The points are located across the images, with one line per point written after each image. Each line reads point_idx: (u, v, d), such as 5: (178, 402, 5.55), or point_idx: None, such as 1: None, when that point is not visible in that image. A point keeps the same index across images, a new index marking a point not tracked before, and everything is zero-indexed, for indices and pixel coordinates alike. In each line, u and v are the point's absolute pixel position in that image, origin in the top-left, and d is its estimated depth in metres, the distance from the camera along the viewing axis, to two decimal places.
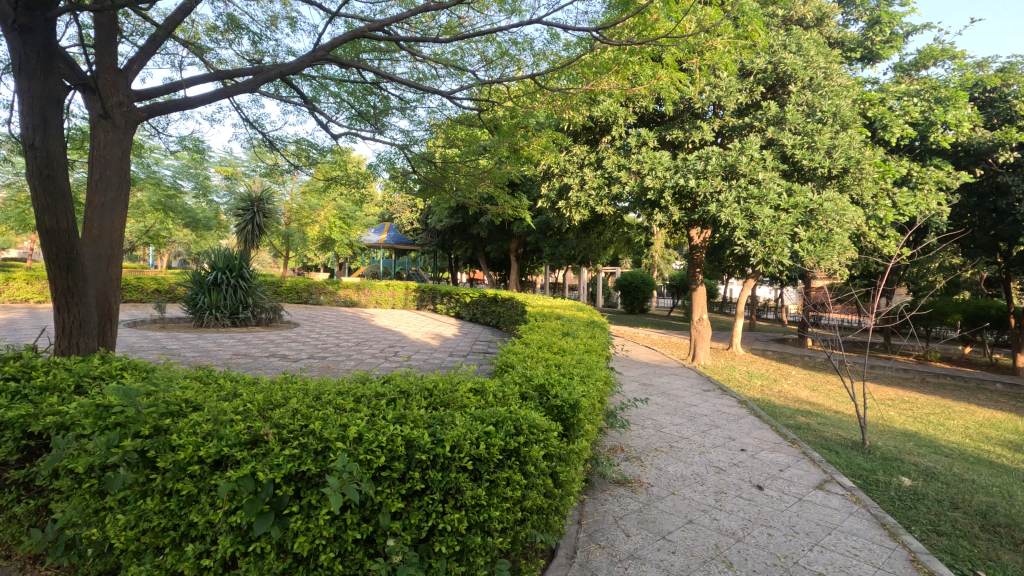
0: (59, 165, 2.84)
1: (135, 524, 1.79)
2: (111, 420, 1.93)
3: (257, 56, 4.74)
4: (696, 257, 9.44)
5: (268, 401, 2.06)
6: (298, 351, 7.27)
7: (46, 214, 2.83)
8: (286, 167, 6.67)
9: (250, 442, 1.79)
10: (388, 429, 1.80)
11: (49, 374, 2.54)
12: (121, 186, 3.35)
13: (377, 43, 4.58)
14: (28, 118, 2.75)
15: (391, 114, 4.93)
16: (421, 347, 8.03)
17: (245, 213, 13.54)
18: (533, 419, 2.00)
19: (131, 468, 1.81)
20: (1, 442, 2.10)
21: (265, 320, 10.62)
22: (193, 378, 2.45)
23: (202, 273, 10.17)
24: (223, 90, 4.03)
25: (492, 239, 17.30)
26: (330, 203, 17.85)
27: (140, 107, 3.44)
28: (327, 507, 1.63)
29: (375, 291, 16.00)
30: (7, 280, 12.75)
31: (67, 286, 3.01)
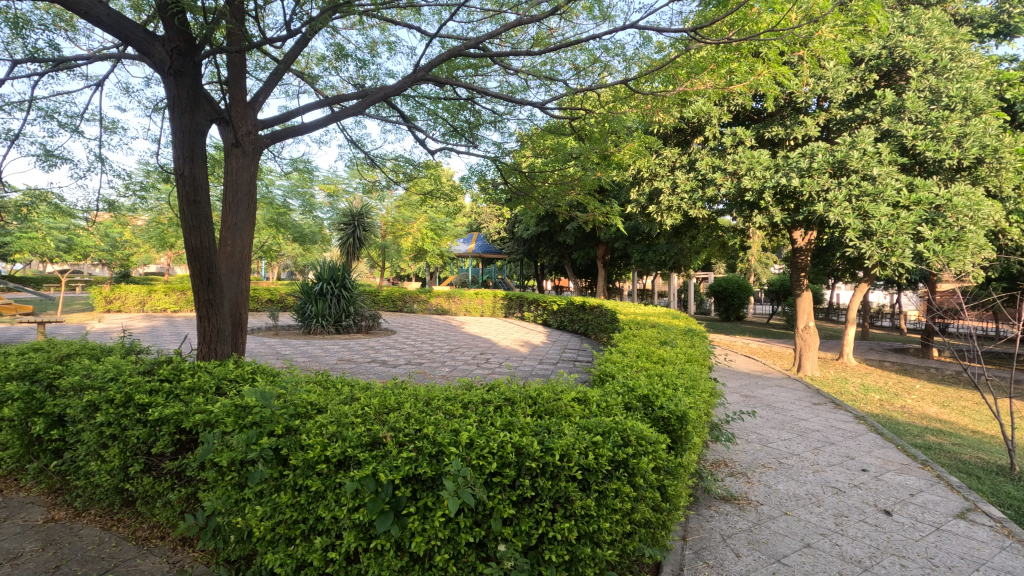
0: (202, 191, 3.19)
1: (270, 516, 1.95)
2: (248, 420, 2.14)
3: (361, 80, 5.06)
4: (800, 261, 8.81)
5: (383, 405, 2.18)
6: (396, 357, 7.65)
7: (192, 234, 3.20)
8: (383, 183, 7.07)
9: (370, 443, 1.91)
10: (498, 435, 1.84)
11: (194, 376, 2.84)
12: (250, 206, 3.70)
13: (471, 60, 4.73)
14: (179, 151, 3.12)
15: (484, 127, 5.07)
16: (511, 355, 8.13)
17: (347, 227, 14.45)
18: (640, 430, 1.93)
19: (267, 464, 1.98)
20: (160, 436, 2.43)
21: (365, 327, 11.24)
22: (314, 381, 2.66)
23: (309, 284, 10.98)
24: (334, 114, 4.35)
25: (579, 246, 17.22)
26: (422, 215, 18.62)
27: (265, 135, 3.79)
28: (442, 510, 1.69)
29: (464, 299, 16.45)
30: (149, 292, 14.50)
31: (208, 297, 3.35)
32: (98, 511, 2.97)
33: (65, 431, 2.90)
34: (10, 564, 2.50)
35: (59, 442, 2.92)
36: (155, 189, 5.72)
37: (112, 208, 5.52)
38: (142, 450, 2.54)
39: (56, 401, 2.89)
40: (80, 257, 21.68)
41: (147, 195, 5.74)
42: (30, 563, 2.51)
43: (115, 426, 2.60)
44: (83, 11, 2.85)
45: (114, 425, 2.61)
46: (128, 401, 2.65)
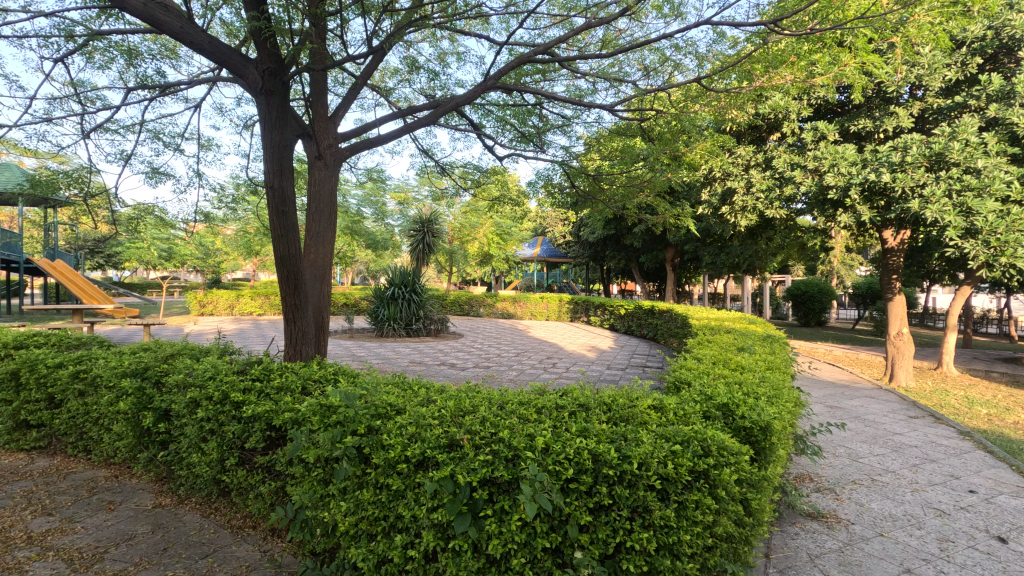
0: (290, 202, 3.39)
1: (353, 511, 2.04)
2: (333, 419, 2.25)
3: (432, 91, 5.22)
4: (891, 262, 8.18)
5: (459, 408, 2.23)
6: (465, 360, 7.78)
7: (280, 242, 3.40)
8: (451, 191, 7.24)
9: (447, 445, 1.95)
10: (574, 441, 1.83)
11: (283, 376, 3.01)
12: (331, 215, 3.90)
13: (539, 65, 4.76)
14: (270, 166, 3.34)
15: (552, 132, 5.08)
16: (577, 359, 8.07)
17: (416, 234, 14.92)
18: (721, 440, 1.86)
19: (351, 462, 2.07)
20: (253, 432, 2.60)
21: (434, 331, 11.51)
22: (393, 382, 2.76)
23: (382, 289, 11.44)
24: (408, 125, 4.51)
25: (647, 248, 16.87)
26: (489, 220, 18.93)
27: (344, 147, 3.97)
28: (519, 514, 1.70)
29: (530, 303, 16.53)
30: (239, 297, 15.65)
31: (294, 302, 3.56)
32: (198, 499, 3.22)
33: (170, 425, 3.16)
34: (125, 545, 2.75)
35: (165, 435, 3.19)
36: (244, 201, 6.15)
37: (207, 219, 5.98)
38: (237, 444, 2.73)
39: (163, 397, 3.16)
40: (178, 264, 23.61)
41: (237, 207, 6.18)
42: (142, 544, 2.75)
43: (213, 421, 2.81)
44: (187, 40, 3.10)
45: (213, 420, 2.81)
46: (225, 399, 2.85)
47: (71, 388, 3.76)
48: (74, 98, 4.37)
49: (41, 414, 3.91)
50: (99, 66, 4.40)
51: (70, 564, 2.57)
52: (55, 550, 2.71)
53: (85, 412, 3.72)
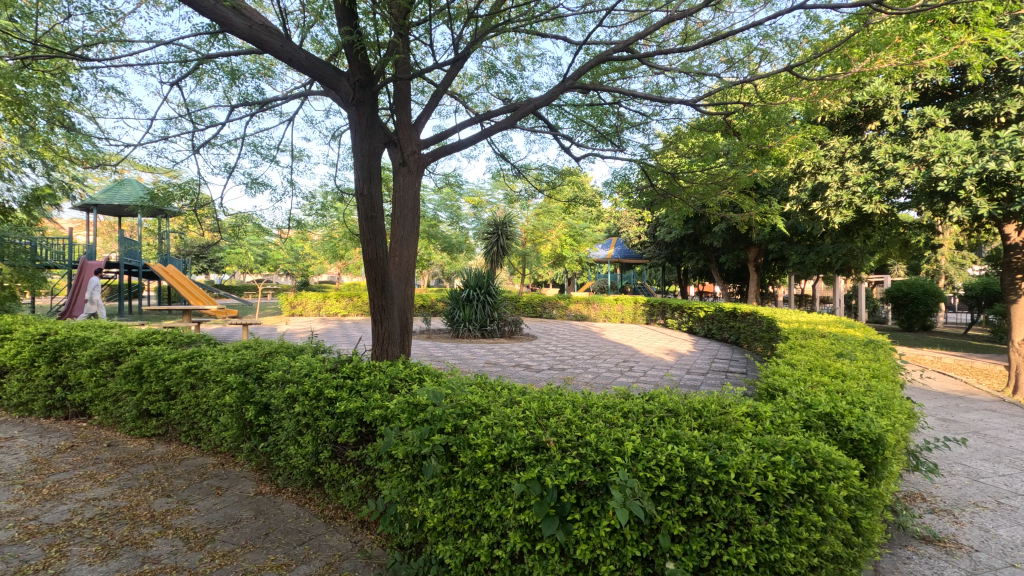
0: (377, 208, 3.53)
1: (440, 508, 2.08)
2: (420, 417, 2.31)
3: (509, 95, 5.27)
4: (1014, 260, 7.34)
5: (543, 410, 2.22)
6: (540, 362, 7.79)
7: (369, 246, 3.56)
8: (524, 193, 7.28)
9: (534, 447, 1.95)
10: (666, 448, 1.76)
11: (372, 374, 3.14)
12: (414, 220, 4.03)
13: (617, 63, 4.68)
14: (359, 173, 3.51)
15: (630, 130, 4.98)
16: (655, 363, 7.84)
17: (490, 236, 15.12)
18: (828, 453, 1.73)
19: (439, 459, 2.11)
20: (345, 427, 2.73)
21: (508, 332, 11.61)
22: (476, 383, 2.79)
23: (458, 291, 11.70)
24: (486, 129, 4.58)
25: (727, 248, 16.14)
26: (562, 222, 18.88)
27: (426, 153, 4.09)
28: (608, 520, 1.67)
29: (604, 305, 16.30)
30: (325, 298, 16.56)
31: (381, 303, 3.70)
32: (294, 489, 3.43)
33: (270, 418, 3.39)
34: (232, 527, 2.98)
35: (265, 426, 3.42)
36: (331, 208, 6.50)
37: (299, 225, 6.37)
38: (330, 439, 2.88)
39: (264, 392, 3.39)
40: (272, 268, 25.35)
41: (326, 213, 6.55)
42: (246, 528, 2.97)
43: (309, 416, 2.98)
44: (286, 57, 3.31)
45: (309, 415, 2.98)
46: (320, 395, 3.01)
47: (184, 381, 4.12)
48: (187, 117, 4.80)
49: (159, 404, 4.32)
50: (207, 86, 4.80)
51: (186, 543, 2.81)
52: (174, 528, 2.98)
53: (196, 404, 4.06)
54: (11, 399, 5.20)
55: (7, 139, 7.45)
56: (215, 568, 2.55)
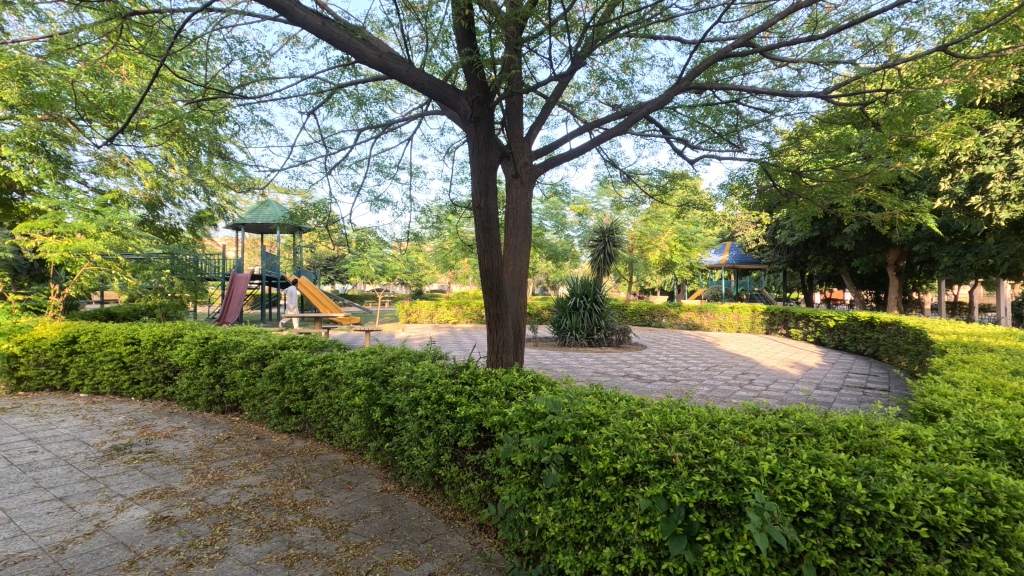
0: (493, 220, 3.65)
1: (561, 518, 2.08)
2: (538, 424, 2.33)
3: (618, 100, 5.21)
4: None
5: (665, 423, 2.15)
6: (650, 373, 7.55)
7: (485, 257, 3.68)
8: (631, 199, 7.16)
9: (658, 461, 1.88)
10: (808, 470, 1.62)
11: (488, 381, 3.22)
12: (526, 230, 4.11)
13: (735, 59, 4.45)
14: (476, 187, 3.65)
15: (749, 128, 4.70)
16: (779, 377, 7.28)
17: (597, 243, 15.02)
18: (1013, 488, 1.49)
19: (559, 469, 2.11)
20: (465, 431, 2.84)
21: (615, 341, 11.38)
22: (593, 393, 2.77)
23: (564, 299, 11.74)
24: (597, 136, 4.56)
25: (861, 251, 14.58)
26: (671, 227, 18.25)
27: (538, 164, 4.16)
28: (743, 544, 1.57)
29: (718, 314, 15.46)
30: (437, 306, 17.38)
31: (496, 312, 3.80)
32: (416, 488, 3.61)
33: (394, 419, 3.61)
34: (363, 521, 3.20)
35: (390, 427, 3.65)
36: (445, 221, 6.82)
37: (416, 238, 6.75)
38: (451, 442, 3.00)
39: (389, 395, 3.62)
40: (390, 277, 27.13)
41: (440, 226, 6.87)
42: (375, 522, 3.17)
43: (431, 419, 3.13)
44: (411, 82, 3.53)
45: (431, 418, 3.13)
46: (440, 399, 3.15)
47: (320, 382, 4.52)
48: (321, 143, 5.29)
49: (298, 403, 4.76)
50: (338, 113, 5.26)
51: (324, 532, 3.07)
52: (314, 517, 3.27)
53: (329, 404, 4.43)
54: (181, 394, 6.01)
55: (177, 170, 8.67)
56: (349, 558, 2.76)
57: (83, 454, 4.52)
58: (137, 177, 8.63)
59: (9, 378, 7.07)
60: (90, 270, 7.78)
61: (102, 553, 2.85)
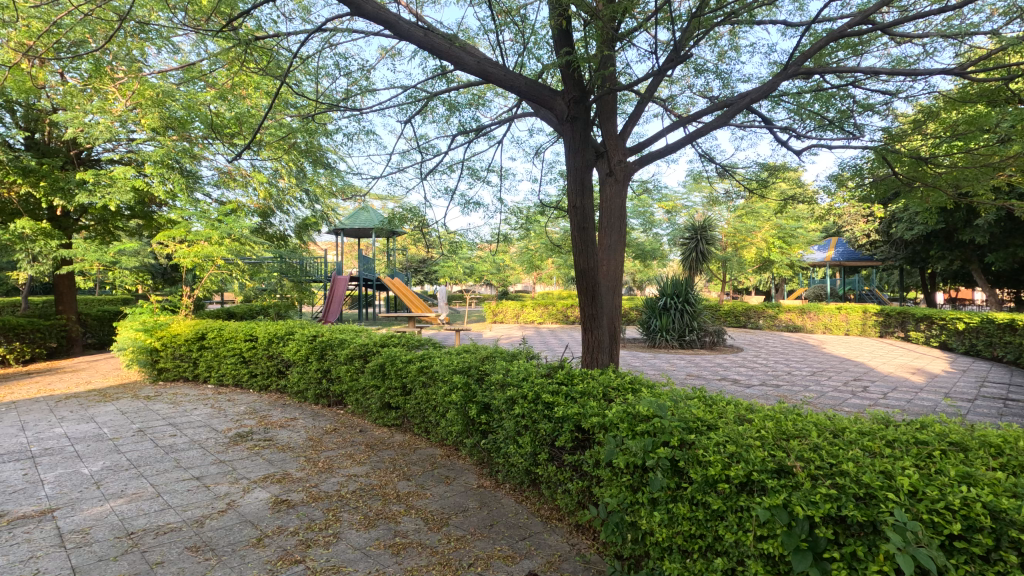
0: (589, 219, 3.63)
1: (667, 524, 2.03)
2: (641, 427, 2.28)
3: (715, 92, 4.98)
4: None
5: (781, 431, 2.02)
6: (749, 377, 7.16)
7: (581, 258, 3.67)
8: (724, 194, 6.87)
9: (776, 470, 1.77)
10: (958, 489, 1.46)
11: (585, 382, 3.19)
12: (621, 228, 4.05)
13: (848, 39, 4.10)
14: (572, 186, 3.64)
15: (862, 113, 4.33)
16: (898, 384, 6.61)
17: (689, 241, 14.47)
18: None
19: (665, 473, 2.05)
20: (563, 431, 2.84)
21: (709, 343, 10.91)
22: (696, 396, 2.66)
23: (654, 299, 11.43)
24: (693, 131, 4.40)
25: (996, 245, 12.97)
26: (769, 222, 17.20)
27: (633, 161, 4.08)
28: (879, 565, 1.44)
29: (823, 315, 14.35)
30: (523, 307, 17.56)
31: (591, 312, 3.77)
32: (511, 485, 3.66)
33: (490, 417, 3.68)
34: (462, 515, 3.29)
35: (487, 425, 3.72)
36: (534, 221, 6.85)
37: (505, 238, 6.86)
38: (548, 442, 3.02)
39: (485, 393, 3.70)
40: (477, 278, 27.75)
41: (528, 226, 6.92)
42: (474, 517, 3.25)
43: (528, 418, 3.16)
44: (508, 85, 3.59)
45: (527, 417, 3.16)
46: (537, 398, 3.17)
47: (418, 379, 4.70)
48: (417, 149, 5.52)
49: (398, 398, 4.99)
50: (432, 120, 5.47)
51: (426, 523, 3.19)
52: (416, 508, 3.41)
53: (427, 400, 4.61)
54: (293, 387, 6.51)
55: (288, 180, 9.35)
56: (451, 551, 2.84)
57: (213, 439, 5.02)
58: (251, 189, 9.47)
59: (151, 370, 8.00)
60: (216, 273, 8.61)
61: (234, 530, 3.14)
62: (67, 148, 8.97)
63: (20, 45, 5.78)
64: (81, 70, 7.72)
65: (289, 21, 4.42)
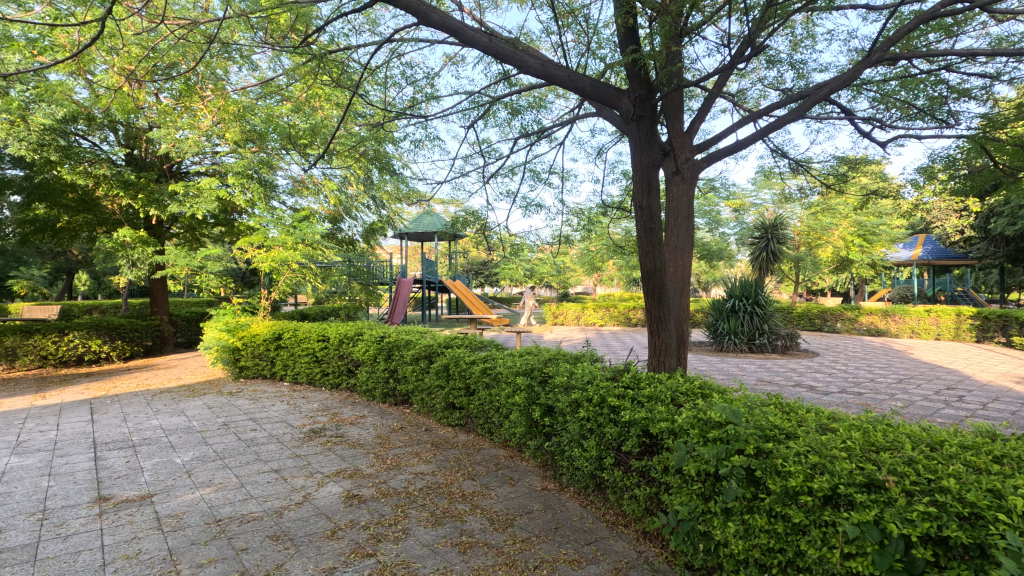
0: (656, 220, 3.57)
1: (743, 536, 1.95)
2: (713, 434, 2.20)
3: (789, 83, 4.74)
4: None
5: (870, 442, 1.89)
6: (827, 383, 6.74)
7: (647, 258, 3.61)
8: (798, 191, 6.52)
9: (865, 484, 1.66)
10: None
11: (652, 386, 3.11)
12: (688, 228, 3.94)
13: (941, 19, 3.79)
14: (638, 186, 3.59)
15: (957, 99, 3.99)
16: (1001, 395, 6.04)
17: (759, 240, 13.85)
18: None
19: (740, 483, 1.97)
20: (630, 436, 2.79)
21: (781, 347, 10.40)
22: (772, 404, 2.53)
23: (721, 301, 11.02)
24: (765, 126, 4.21)
25: None
26: (848, 219, 16.20)
27: (700, 158, 3.97)
28: None
29: (909, 318, 13.32)
30: (584, 309, 17.42)
31: (658, 314, 3.68)
32: (576, 489, 3.63)
33: (554, 419, 3.67)
34: (527, 517, 3.30)
35: (550, 427, 3.71)
36: (596, 223, 6.77)
37: (566, 240, 6.83)
38: (614, 446, 2.97)
39: (548, 395, 3.68)
40: (537, 280, 27.80)
41: (590, 227, 6.85)
42: (539, 519, 3.25)
43: (593, 421, 3.12)
44: (573, 86, 3.58)
45: (593, 421, 3.12)
46: (602, 402, 3.13)
47: (481, 380, 4.75)
48: (479, 153, 5.60)
49: (462, 399, 5.06)
50: (494, 124, 5.52)
51: (491, 523, 3.22)
52: (482, 508, 3.45)
53: (490, 401, 4.65)
54: (362, 386, 6.75)
55: (356, 187, 9.73)
56: (517, 552, 2.86)
57: (290, 434, 5.29)
58: (323, 196, 9.93)
59: (233, 367, 8.53)
60: (291, 277, 9.08)
61: (310, 521, 3.29)
62: (161, 163, 9.74)
63: (122, 69, 6.32)
64: (173, 90, 8.36)
65: (358, 34, 4.61)
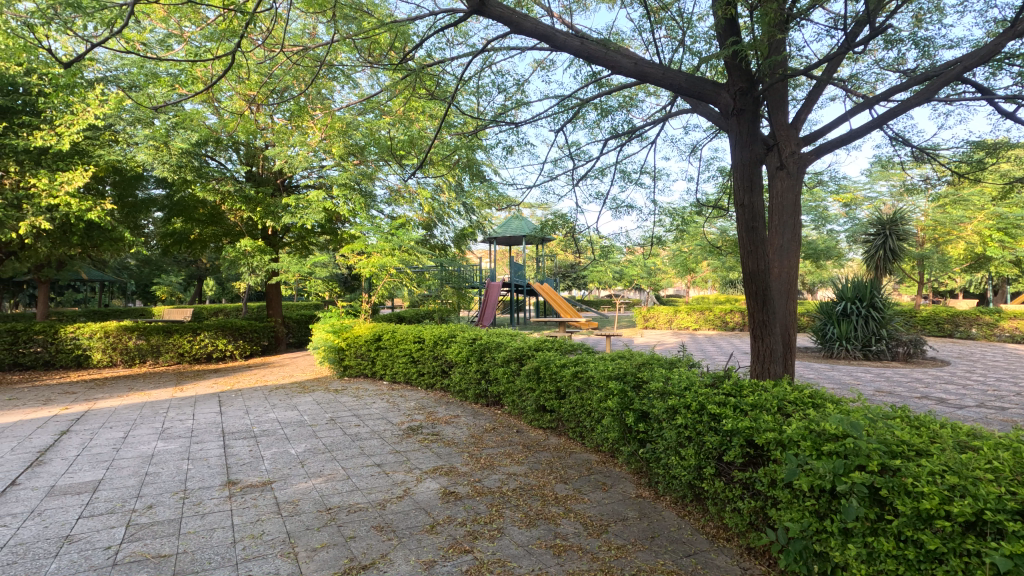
0: (759, 217, 3.45)
1: (866, 560, 1.79)
2: (829, 448, 2.04)
3: (911, 63, 4.31)
4: None
5: (1022, 464, 1.67)
6: (962, 396, 6.01)
7: (750, 259, 3.50)
8: (923, 181, 5.89)
9: (1018, 511, 1.48)
10: None
11: (756, 394, 2.95)
12: (794, 227, 3.65)
13: None
14: (738, 184, 3.51)
15: None
16: None
17: (875, 237, 12.64)
18: None
19: (862, 501, 1.82)
20: (732, 446, 2.66)
21: (903, 355, 9.43)
22: (896, 417, 2.31)
23: (831, 304, 10.17)
24: (883, 113, 3.87)
25: None
26: (984, 211, 14.37)
27: (808, 151, 3.73)
28: None
29: None
30: (676, 312, 16.80)
31: (762, 317, 3.52)
32: (672, 498, 3.51)
33: (648, 425, 3.58)
34: (621, 523, 3.24)
35: (645, 433, 3.62)
36: (690, 222, 6.52)
37: (658, 241, 6.64)
38: (715, 455, 2.86)
39: (643, 401, 3.60)
40: (627, 282, 27.24)
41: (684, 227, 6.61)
42: (634, 527, 3.18)
43: (691, 429, 3.01)
44: (667, 83, 3.48)
45: (691, 428, 3.01)
46: (702, 409, 3.01)
47: (572, 383, 4.73)
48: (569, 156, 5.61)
49: (553, 402, 5.07)
50: (583, 126, 5.50)
51: (586, 528, 3.20)
52: (576, 512, 3.44)
53: (581, 405, 4.62)
54: (455, 386, 6.96)
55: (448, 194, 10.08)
56: (613, 558, 2.82)
57: (389, 431, 5.57)
58: (417, 204, 10.38)
59: (338, 366, 9.13)
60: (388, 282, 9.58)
61: (410, 515, 3.45)
62: (275, 178, 10.67)
63: (244, 95, 7.00)
64: (285, 111, 9.14)
65: (450, 47, 4.79)
